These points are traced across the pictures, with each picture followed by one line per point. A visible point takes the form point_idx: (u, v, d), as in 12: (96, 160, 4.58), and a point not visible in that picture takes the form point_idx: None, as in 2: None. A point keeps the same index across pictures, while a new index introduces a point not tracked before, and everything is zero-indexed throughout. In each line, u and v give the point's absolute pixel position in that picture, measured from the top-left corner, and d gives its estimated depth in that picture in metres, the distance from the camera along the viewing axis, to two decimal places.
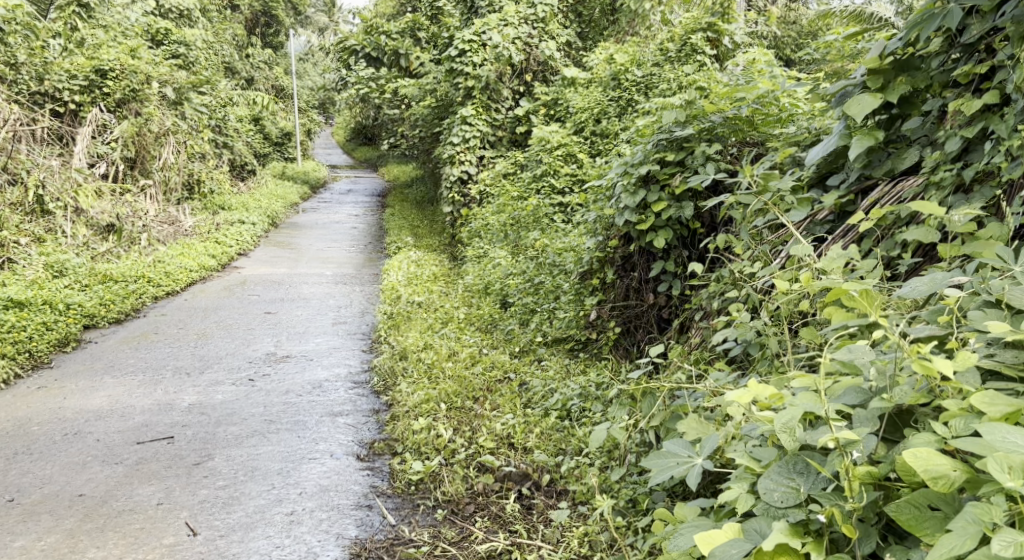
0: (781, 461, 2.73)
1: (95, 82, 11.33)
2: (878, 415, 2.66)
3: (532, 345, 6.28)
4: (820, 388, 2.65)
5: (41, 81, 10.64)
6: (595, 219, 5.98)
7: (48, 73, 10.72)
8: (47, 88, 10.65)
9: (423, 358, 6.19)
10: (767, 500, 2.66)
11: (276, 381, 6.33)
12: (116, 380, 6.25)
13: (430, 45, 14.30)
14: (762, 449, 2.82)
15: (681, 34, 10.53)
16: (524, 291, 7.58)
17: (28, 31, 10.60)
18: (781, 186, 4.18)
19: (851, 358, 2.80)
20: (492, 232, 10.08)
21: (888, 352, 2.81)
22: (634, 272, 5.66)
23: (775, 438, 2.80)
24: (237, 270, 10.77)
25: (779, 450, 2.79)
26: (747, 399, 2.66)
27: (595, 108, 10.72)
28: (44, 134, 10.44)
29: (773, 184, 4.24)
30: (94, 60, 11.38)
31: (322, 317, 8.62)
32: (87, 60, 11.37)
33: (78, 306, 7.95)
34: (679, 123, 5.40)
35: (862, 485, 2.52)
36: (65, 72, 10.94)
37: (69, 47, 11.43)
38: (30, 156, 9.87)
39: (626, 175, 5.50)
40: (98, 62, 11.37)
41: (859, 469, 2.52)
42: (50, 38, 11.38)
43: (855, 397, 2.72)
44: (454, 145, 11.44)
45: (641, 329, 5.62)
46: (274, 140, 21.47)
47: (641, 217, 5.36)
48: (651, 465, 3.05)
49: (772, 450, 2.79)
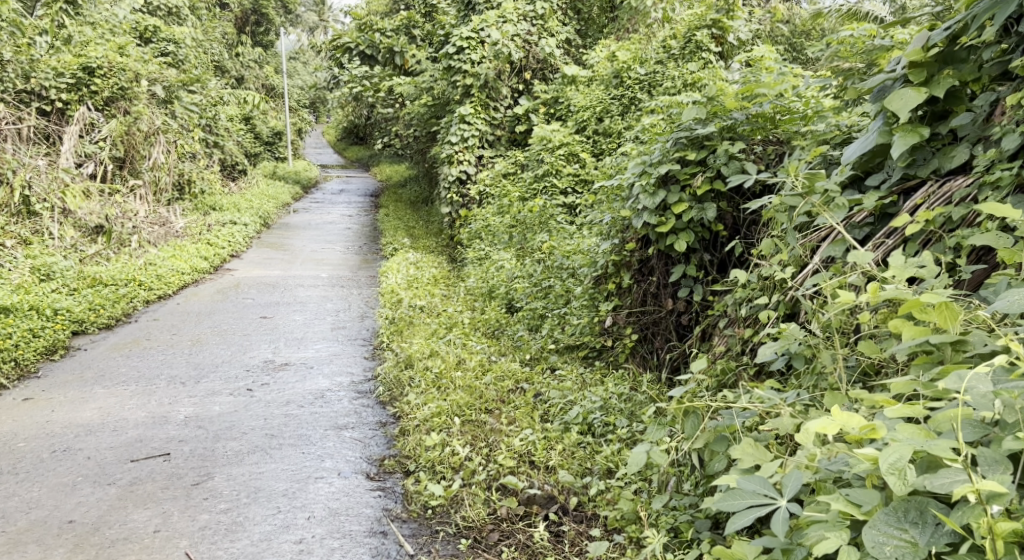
0: (887, 507, 2.58)
1: (82, 80, 11.03)
2: (1006, 456, 2.52)
3: (544, 353, 6.00)
4: (921, 421, 2.58)
5: (27, 79, 10.35)
6: (609, 221, 5.74)
7: (34, 71, 10.43)
8: (33, 86, 10.37)
9: (430, 367, 5.93)
10: (877, 554, 2.51)
11: (276, 390, 6.06)
12: (107, 391, 5.97)
13: (425, 43, 14.02)
14: (861, 492, 2.66)
15: (684, 31, 10.28)
16: (530, 296, 7.34)
17: (13, 28, 10.29)
18: (827, 186, 3.91)
19: (960, 385, 2.64)
20: (494, 233, 9.83)
21: (1003, 381, 2.65)
22: (652, 277, 5.42)
23: (876, 479, 2.64)
24: (230, 273, 10.49)
25: (881, 494, 2.63)
26: (831, 430, 2.62)
27: (597, 106, 10.48)
28: (30, 133, 10.14)
29: (819, 184, 3.97)
30: (81, 57, 11.08)
31: (320, 321, 8.35)
32: (73, 57, 11.06)
33: (66, 311, 7.66)
34: (699, 120, 5.16)
35: (1005, 545, 2.39)
36: (51, 70, 10.65)
37: (56, 45, 11.15)
38: (15, 156, 9.57)
39: (643, 175, 5.25)
40: (85, 60, 11.08)
41: (1003, 528, 2.39)
42: (37, 36, 11.11)
43: (972, 432, 2.57)
44: (452, 144, 11.16)
45: (659, 336, 5.38)
46: (266, 139, 21.14)
47: (661, 220, 5.12)
48: (725, 507, 2.83)
49: (874, 493, 2.63)
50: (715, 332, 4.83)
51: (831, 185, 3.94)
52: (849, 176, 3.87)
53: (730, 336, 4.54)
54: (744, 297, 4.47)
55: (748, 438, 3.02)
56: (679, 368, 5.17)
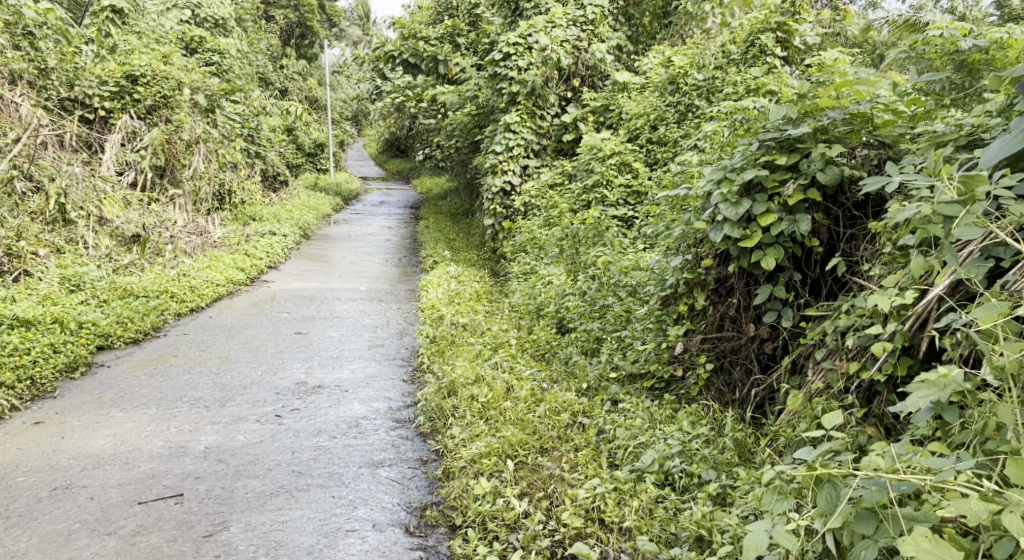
0: None
1: (126, 88, 10.67)
2: None
3: (603, 381, 5.36)
4: None
5: (71, 86, 10.09)
6: (680, 235, 5.12)
7: (79, 79, 10.15)
8: (77, 94, 10.08)
9: (477, 396, 5.30)
10: None
11: (306, 417, 5.50)
12: (125, 414, 5.46)
13: (469, 51, 13.50)
14: None
15: (746, 34, 9.71)
16: (583, 315, 6.69)
17: (58, 35, 9.99)
18: (994, 192, 3.35)
19: None
20: (540, 247, 9.19)
21: None
22: (732, 298, 4.79)
23: None
24: (266, 285, 10.01)
25: None
26: None
27: (652, 114, 9.88)
28: (70, 140, 9.78)
29: (981, 191, 3.39)
30: (125, 65, 10.72)
31: (357, 339, 7.80)
32: (117, 65, 10.71)
33: (91, 325, 7.20)
34: (789, 121, 4.57)
35: None
36: (95, 78, 10.35)
37: (102, 54, 10.85)
38: (54, 163, 9.18)
39: (723, 181, 4.66)
40: (129, 68, 10.72)
41: None
42: (83, 45, 10.84)
43: None
44: (497, 153, 10.52)
45: (740, 367, 4.74)
46: (307, 151, 20.67)
47: (745, 233, 4.53)
48: None
49: None
50: (811, 364, 4.22)
51: (991, 191, 3.40)
52: (1014, 180, 3.33)
53: (833, 369, 4.00)
54: (850, 324, 3.98)
55: (922, 529, 2.84)
56: (764, 405, 4.53)
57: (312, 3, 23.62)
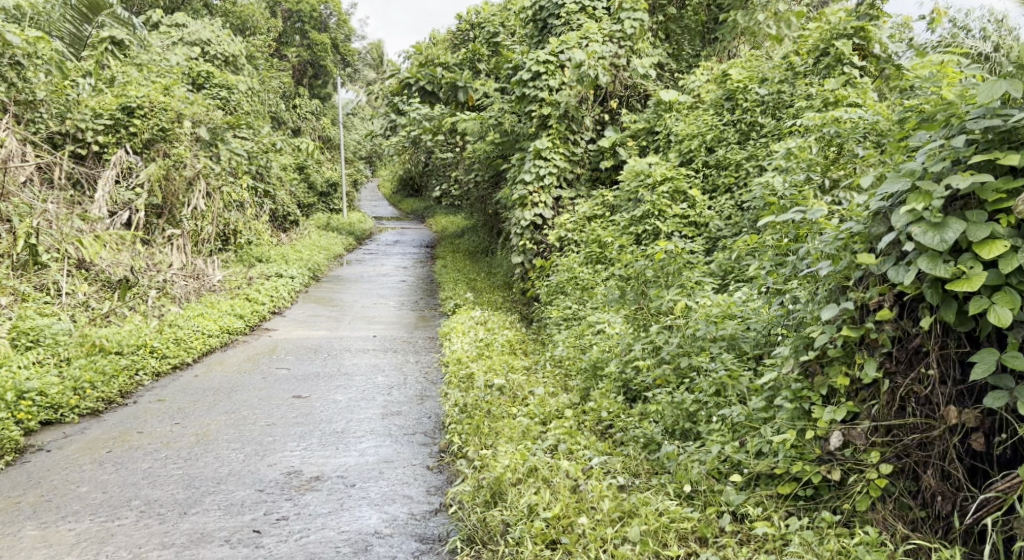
0: None
1: (120, 121, 9.16)
2: None
3: (719, 479, 3.79)
4: None
5: (62, 119, 8.71)
6: (829, 275, 3.59)
7: (70, 111, 8.75)
8: (69, 128, 8.71)
9: (539, 509, 3.72)
10: None
11: (296, 532, 4.01)
12: (42, 533, 4.08)
13: (491, 77, 11.94)
14: None
15: (814, 45, 8.12)
16: (660, 380, 4.98)
17: (49, 64, 8.42)
18: None
19: None
20: (583, 288, 7.55)
21: None
22: (925, 366, 3.26)
23: None
24: (267, 334, 8.46)
25: None
26: None
27: (708, 132, 8.11)
28: (58, 177, 8.42)
29: None
30: (121, 96, 9.24)
31: (367, 404, 6.20)
32: (113, 97, 9.26)
33: (36, 394, 5.67)
34: (1006, 104, 3.16)
35: None
36: (90, 111, 8.95)
37: (99, 86, 9.40)
38: (31, 200, 7.72)
39: (911, 194, 3.21)
40: (124, 99, 9.20)
41: None
42: (80, 77, 9.48)
43: None
44: (526, 183, 8.83)
45: (932, 471, 3.24)
46: (319, 190, 19.09)
47: (955, 271, 3.09)
48: None
49: None
50: None
51: None
52: None
53: None
54: None
55: None
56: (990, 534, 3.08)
57: (324, 42, 22.46)
